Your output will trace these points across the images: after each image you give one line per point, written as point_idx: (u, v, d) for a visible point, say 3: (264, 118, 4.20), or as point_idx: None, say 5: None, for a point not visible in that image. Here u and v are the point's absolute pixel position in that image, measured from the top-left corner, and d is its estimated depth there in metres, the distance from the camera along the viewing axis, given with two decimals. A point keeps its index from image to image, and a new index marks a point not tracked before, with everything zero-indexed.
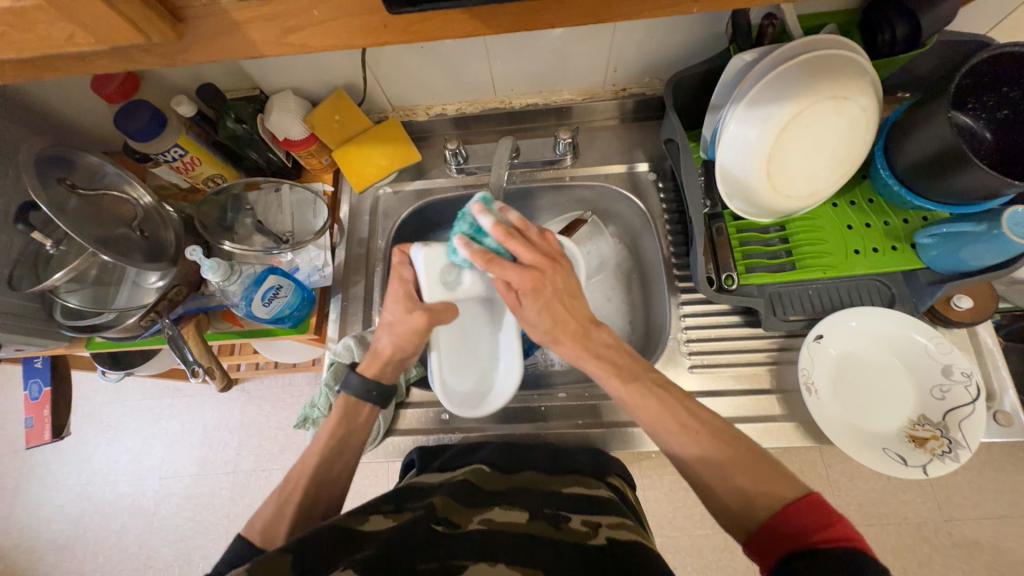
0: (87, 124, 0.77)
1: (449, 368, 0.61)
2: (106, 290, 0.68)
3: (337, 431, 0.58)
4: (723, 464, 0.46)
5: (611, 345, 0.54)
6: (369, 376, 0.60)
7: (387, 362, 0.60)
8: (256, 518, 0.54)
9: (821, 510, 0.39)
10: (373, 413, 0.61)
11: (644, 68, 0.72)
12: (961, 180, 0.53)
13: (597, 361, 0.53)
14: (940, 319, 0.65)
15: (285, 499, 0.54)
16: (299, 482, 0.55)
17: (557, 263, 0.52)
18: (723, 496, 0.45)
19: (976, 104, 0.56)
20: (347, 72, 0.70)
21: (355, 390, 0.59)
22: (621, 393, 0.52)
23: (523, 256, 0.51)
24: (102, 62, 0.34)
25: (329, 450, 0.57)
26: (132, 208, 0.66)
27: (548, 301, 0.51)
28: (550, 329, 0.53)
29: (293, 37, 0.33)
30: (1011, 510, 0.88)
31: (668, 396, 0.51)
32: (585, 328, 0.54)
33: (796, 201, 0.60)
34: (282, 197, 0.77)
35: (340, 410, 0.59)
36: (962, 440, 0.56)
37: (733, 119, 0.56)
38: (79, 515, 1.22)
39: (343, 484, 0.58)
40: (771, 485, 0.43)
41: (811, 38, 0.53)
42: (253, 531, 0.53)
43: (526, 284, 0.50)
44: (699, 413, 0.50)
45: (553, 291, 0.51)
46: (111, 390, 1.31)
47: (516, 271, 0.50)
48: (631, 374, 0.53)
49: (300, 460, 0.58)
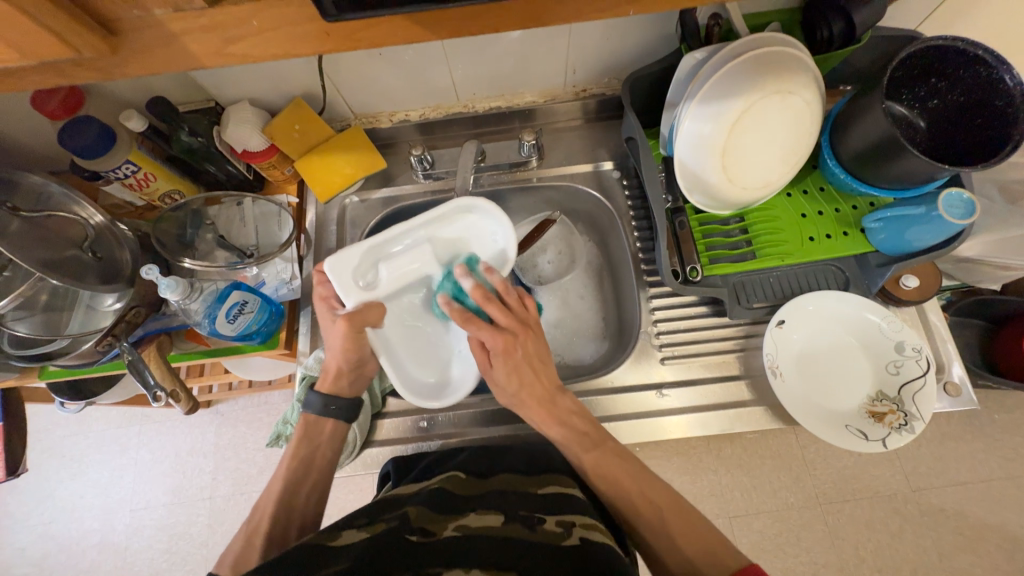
0: (30, 144, 0.74)
1: (404, 363, 0.60)
2: (59, 316, 0.65)
3: (299, 452, 0.59)
4: (676, 533, 0.50)
5: (572, 411, 0.60)
6: (325, 392, 0.61)
7: (342, 375, 0.61)
8: (225, 555, 0.54)
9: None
10: (337, 427, 0.61)
11: (602, 69, 0.73)
12: (899, 167, 0.56)
13: (560, 428, 0.58)
14: (891, 299, 0.68)
15: (253, 530, 0.54)
16: (264, 512, 0.55)
17: (530, 331, 0.58)
18: (666, 563, 0.49)
19: (908, 95, 0.60)
20: (305, 81, 0.69)
21: (315, 408, 0.60)
22: (582, 460, 0.57)
23: (499, 320, 0.56)
24: (30, 78, 0.32)
25: (293, 474, 0.58)
26: (83, 229, 0.63)
27: (517, 365, 0.57)
28: (518, 389, 0.58)
29: (235, 47, 0.32)
30: (970, 476, 0.94)
31: (630, 465, 0.57)
32: (551, 393, 0.59)
33: (752, 193, 0.62)
34: (244, 211, 0.76)
35: (302, 430, 0.60)
36: (917, 412, 0.60)
37: (687, 115, 0.58)
38: (45, 556, 1.16)
39: (311, 506, 0.58)
40: (717, 557, 0.47)
41: (755, 37, 0.55)
42: (223, 567, 0.52)
43: (499, 345, 0.56)
44: (653, 483, 0.55)
45: (523, 355, 0.57)
46: (72, 422, 1.25)
47: (492, 334, 0.55)
48: (592, 443, 0.58)
49: (266, 487, 0.58)
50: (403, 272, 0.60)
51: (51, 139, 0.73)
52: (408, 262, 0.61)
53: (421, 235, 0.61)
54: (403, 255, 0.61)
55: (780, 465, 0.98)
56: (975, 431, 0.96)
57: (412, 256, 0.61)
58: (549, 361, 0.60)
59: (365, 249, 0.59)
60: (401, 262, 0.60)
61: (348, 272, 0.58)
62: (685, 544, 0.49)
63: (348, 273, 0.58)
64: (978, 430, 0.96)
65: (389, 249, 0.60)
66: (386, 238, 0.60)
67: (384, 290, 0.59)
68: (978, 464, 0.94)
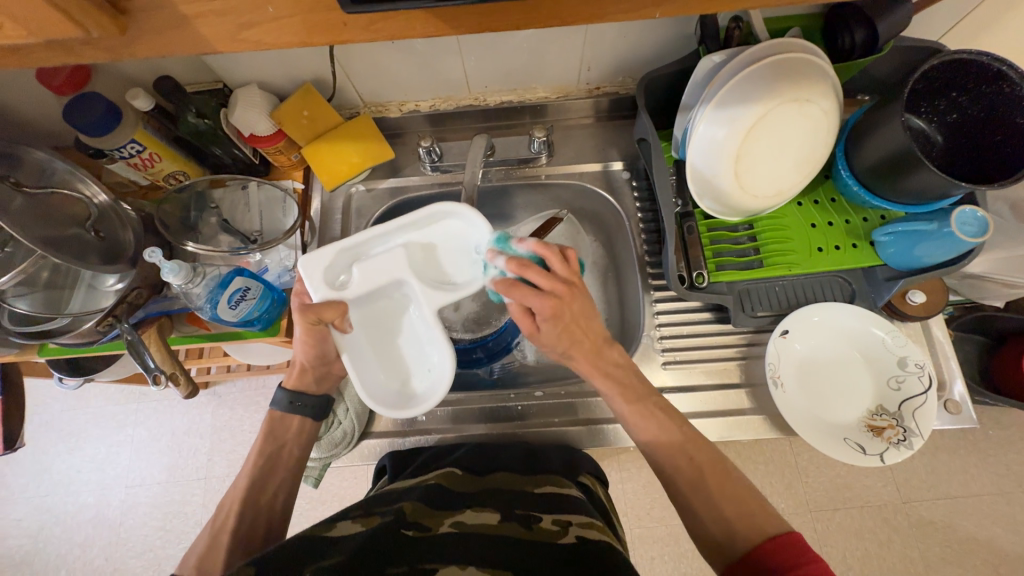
0: (35, 118, 0.73)
1: (369, 369, 0.55)
2: (59, 294, 0.65)
3: (264, 450, 0.59)
4: (713, 491, 0.50)
5: (621, 365, 0.58)
6: (289, 388, 0.60)
7: (308, 371, 0.60)
8: (189, 555, 0.53)
9: (803, 549, 0.42)
10: (304, 424, 0.61)
11: (618, 67, 0.72)
12: (916, 180, 0.55)
13: (605, 380, 0.57)
14: (897, 313, 0.68)
15: (219, 528, 0.54)
16: (230, 509, 0.55)
17: (575, 288, 0.54)
18: (706, 522, 0.49)
19: (927, 109, 0.59)
20: (316, 67, 0.68)
21: (281, 404, 0.60)
22: (624, 412, 0.56)
23: (540, 284, 0.53)
24: (38, 56, 0.32)
25: (257, 472, 0.57)
26: (87, 207, 0.62)
27: (565, 325, 0.54)
28: (568, 348, 0.56)
29: (248, 33, 0.32)
30: (962, 490, 0.94)
31: (669, 420, 0.55)
32: (598, 345, 0.57)
33: (763, 201, 0.62)
34: (249, 195, 0.75)
35: (267, 427, 0.60)
36: (915, 428, 0.60)
37: (702, 119, 0.57)
38: (40, 529, 1.17)
39: (279, 505, 0.57)
40: (758, 520, 0.47)
41: (775, 42, 0.55)
42: (185, 567, 0.52)
43: (547, 310, 0.52)
44: (697, 442, 0.54)
45: (571, 315, 0.54)
46: (70, 398, 1.25)
47: (539, 299, 0.52)
48: (635, 395, 0.57)
49: (231, 486, 0.57)
50: (374, 273, 0.57)
51: (57, 115, 0.72)
52: (382, 264, 0.57)
53: (400, 240, 0.60)
54: (377, 257, 0.58)
55: (773, 471, 0.99)
56: (970, 446, 0.96)
57: (386, 258, 0.58)
58: (596, 317, 0.56)
59: (340, 249, 0.57)
60: (375, 264, 0.57)
61: (319, 270, 0.56)
62: (727, 507, 0.49)
63: (318, 271, 0.56)
64: (973, 445, 0.96)
65: (365, 251, 0.59)
66: (363, 238, 0.58)
67: (354, 292, 0.56)
68: (971, 479, 0.95)
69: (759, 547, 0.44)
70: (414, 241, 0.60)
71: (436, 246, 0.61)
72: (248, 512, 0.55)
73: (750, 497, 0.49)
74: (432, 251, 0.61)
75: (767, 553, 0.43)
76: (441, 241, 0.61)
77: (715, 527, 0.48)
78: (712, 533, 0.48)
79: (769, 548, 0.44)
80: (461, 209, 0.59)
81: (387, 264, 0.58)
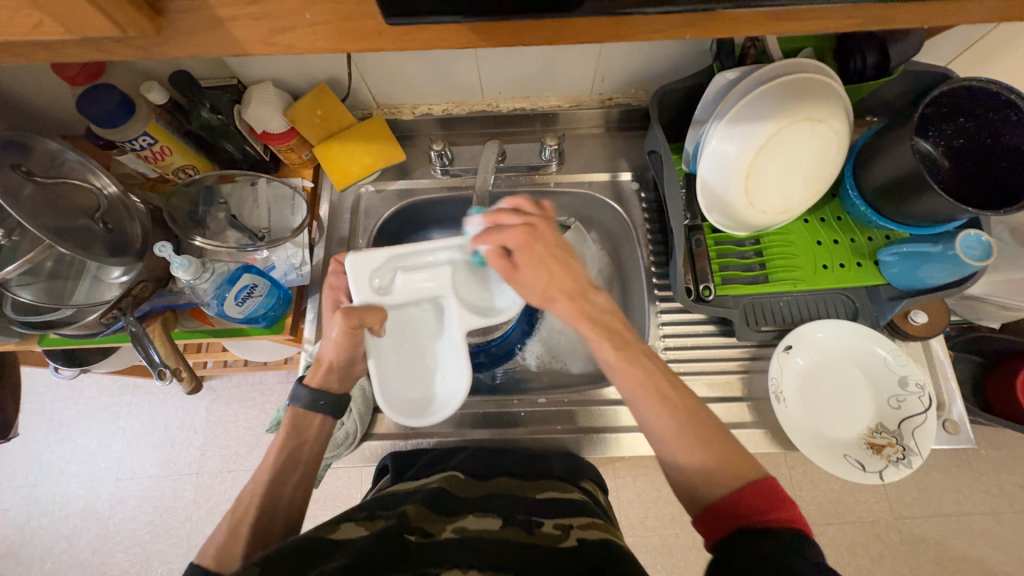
0: (45, 108, 0.72)
1: (391, 376, 0.56)
2: (62, 284, 0.64)
3: (286, 445, 0.57)
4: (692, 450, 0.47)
5: (606, 310, 0.53)
6: (314, 386, 0.59)
7: (332, 371, 0.58)
8: (206, 545, 0.51)
9: (776, 492, 0.42)
10: (326, 422, 0.60)
11: (631, 79, 0.73)
12: (922, 203, 0.56)
13: (590, 323, 0.52)
14: (898, 332, 0.68)
15: (238, 521, 0.52)
16: (249, 503, 0.54)
17: (548, 221, 0.54)
18: (682, 467, 0.46)
19: (936, 132, 0.59)
20: (332, 67, 0.68)
21: (303, 402, 0.58)
22: (609, 358, 0.51)
23: (507, 220, 0.53)
24: (69, 52, 0.32)
25: (278, 467, 0.56)
26: (94, 197, 0.62)
27: (540, 258, 0.52)
28: (546, 287, 0.52)
29: (282, 37, 0.32)
30: (953, 508, 0.95)
31: (653, 367, 0.51)
32: (583, 288, 0.53)
33: (770, 217, 0.62)
34: (257, 192, 0.75)
35: (289, 422, 0.58)
36: (915, 447, 0.60)
37: (715, 135, 0.58)
38: (27, 519, 1.15)
39: (297, 501, 0.57)
40: (729, 464, 0.45)
41: (789, 62, 0.55)
42: (204, 559, 0.49)
43: (519, 240, 0.52)
44: (680, 388, 0.50)
45: (545, 247, 0.52)
46: (64, 388, 1.23)
47: (510, 232, 0.52)
48: (622, 342, 0.52)
49: (249, 480, 0.56)
50: (418, 287, 0.57)
51: (67, 104, 0.72)
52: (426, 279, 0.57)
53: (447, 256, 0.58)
54: (421, 270, 0.57)
55: None
56: (962, 465, 0.97)
57: (428, 274, 0.58)
58: (575, 255, 0.54)
59: (388, 255, 0.56)
60: (417, 276, 0.57)
61: (365, 272, 0.55)
62: (708, 449, 0.46)
63: (362, 275, 0.55)
64: (965, 464, 0.97)
65: (410, 261, 0.58)
66: (411, 250, 0.57)
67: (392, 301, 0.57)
68: (962, 497, 0.95)
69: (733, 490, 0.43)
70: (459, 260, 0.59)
71: (472, 268, 0.60)
72: (269, 505, 0.54)
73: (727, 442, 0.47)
74: (471, 270, 0.60)
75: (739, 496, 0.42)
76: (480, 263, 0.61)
77: (689, 466, 0.46)
78: (688, 481, 0.46)
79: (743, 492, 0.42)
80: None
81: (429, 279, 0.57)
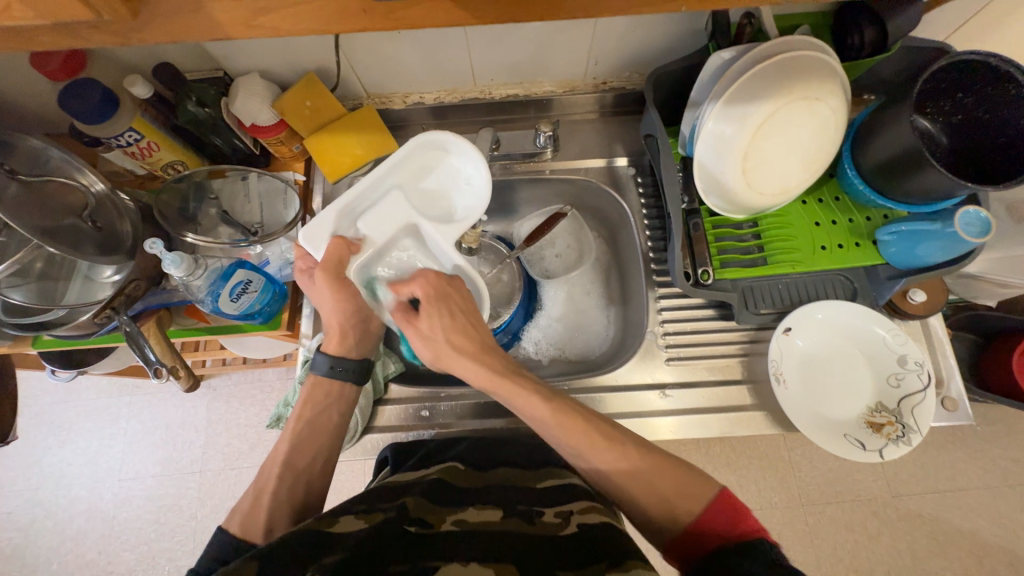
0: (29, 105, 0.71)
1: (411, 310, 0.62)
2: (53, 285, 0.64)
3: (304, 415, 0.58)
4: (657, 477, 0.50)
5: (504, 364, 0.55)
6: (331, 353, 0.59)
7: (347, 334, 0.59)
8: (234, 513, 0.53)
9: (733, 506, 0.46)
10: (347, 390, 0.60)
11: (625, 61, 0.72)
12: (920, 180, 0.56)
13: (502, 382, 0.54)
14: (897, 312, 0.69)
15: (260, 489, 0.54)
16: (271, 473, 0.55)
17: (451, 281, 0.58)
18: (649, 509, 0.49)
19: (933, 109, 0.59)
20: (320, 56, 0.67)
21: (321, 369, 0.59)
22: (544, 414, 0.53)
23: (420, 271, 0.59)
24: (43, 38, 0.31)
25: (299, 435, 0.57)
26: (83, 196, 0.60)
27: (440, 307, 0.56)
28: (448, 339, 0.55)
29: (265, 19, 0.31)
30: (949, 485, 0.96)
31: (587, 413, 0.54)
32: (485, 347, 0.56)
33: (768, 199, 0.61)
34: (248, 186, 0.73)
35: (307, 392, 0.59)
36: (914, 424, 0.61)
37: (711, 116, 0.57)
38: (30, 522, 1.15)
39: (319, 475, 0.57)
40: (690, 488, 0.49)
41: (785, 39, 0.55)
42: (231, 525, 0.52)
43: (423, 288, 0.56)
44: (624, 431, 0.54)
45: (445, 299, 0.56)
46: (62, 391, 1.23)
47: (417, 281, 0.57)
48: (559, 398, 0.54)
49: (270, 452, 0.57)
50: (381, 223, 0.59)
51: (50, 100, 0.70)
52: (385, 213, 0.59)
53: (391, 184, 0.60)
54: (377, 206, 0.59)
55: (766, 465, 1.00)
56: (959, 442, 0.97)
57: (388, 206, 0.59)
58: (477, 316, 0.58)
59: (339, 209, 0.57)
60: (378, 214, 0.59)
61: (325, 234, 0.56)
62: (662, 481, 0.50)
63: (327, 231, 0.56)
64: (961, 441, 0.97)
65: (364, 204, 0.59)
66: (360, 192, 0.58)
67: (372, 241, 0.59)
68: (958, 473, 0.96)
69: (700, 514, 0.46)
70: (406, 181, 0.61)
71: (425, 183, 0.61)
72: (290, 475, 0.55)
73: (680, 468, 0.51)
74: (427, 184, 0.62)
75: (705, 521, 0.46)
76: (425, 174, 0.62)
77: (652, 502, 0.49)
78: (652, 514, 0.49)
79: (707, 516, 0.46)
80: (445, 137, 0.59)
81: (389, 211, 0.59)
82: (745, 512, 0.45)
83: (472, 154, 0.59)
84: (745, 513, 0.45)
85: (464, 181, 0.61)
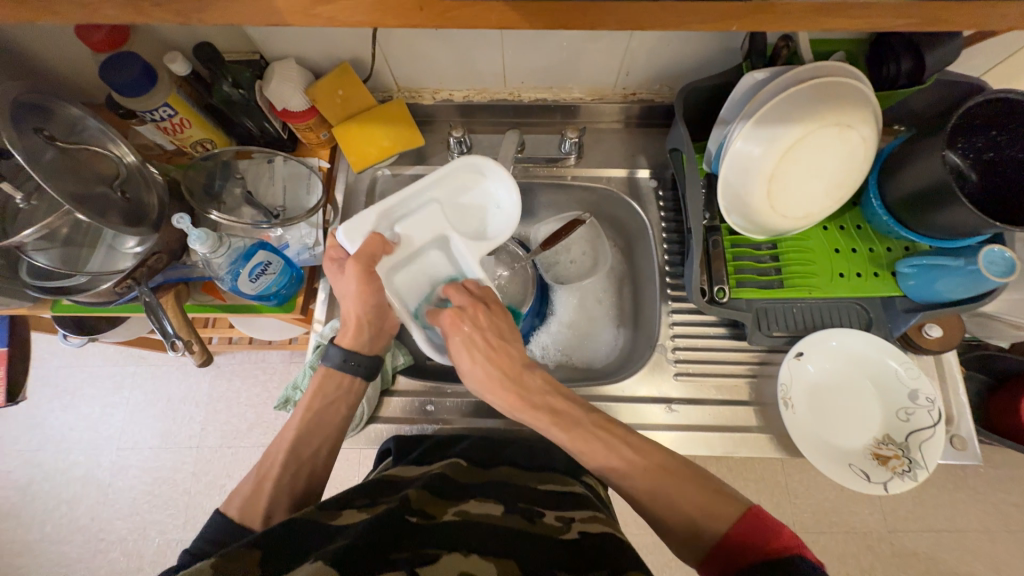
0: (67, 73, 0.72)
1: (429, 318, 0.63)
2: (77, 252, 0.65)
3: (313, 405, 0.58)
4: (672, 493, 0.48)
5: (541, 391, 0.56)
6: (346, 346, 0.59)
7: (363, 328, 0.59)
8: (237, 492, 0.54)
9: (764, 523, 0.42)
10: (357, 385, 0.61)
11: (656, 75, 0.72)
12: (947, 216, 0.55)
13: (532, 410, 0.55)
14: (912, 345, 0.68)
15: (262, 476, 0.54)
16: (275, 460, 0.56)
17: (483, 305, 0.59)
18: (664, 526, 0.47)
19: (966, 143, 0.58)
20: (355, 47, 0.67)
21: (334, 361, 0.59)
22: (563, 440, 0.53)
23: (455, 298, 0.59)
24: (106, 11, 0.32)
25: (305, 425, 0.58)
26: (114, 166, 0.62)
27: (472, 339, 0.57)
28: (487, 377, 0.56)
29: (322, 9, 0.32)
30: (948, 524, 0.95)
31: (608, 432, 0.53)
32: (518, 373, 0.57)
33: (790, 223, 0.61)
34: (274, 169, 0.74)
35: (318, 382, 0.59)
36: (921, 460, 0.60)
37: (740, 135, 0.57)
38: (27, 482, 1.16)
39: (321, 464, 0.58)
40: (710, 507, 0.46)
41: (821, 64, 0.54)
42: (231, 509, 0.52)
43: (451, 321, 0.57)
44: (643, 448, 0.52)
45: (478, 327, 0.57)
46: (69, 355, 1.24)
47: (447, 313, 0.58)
48: (571, 421, 0.54)
49: (276, 438, 0.58)
50: (416, 230, 0.61)
51: (88, 70, 0.72)
52: (421, 222, 0.61)
53: (431, 197, 0.62)
54: (414, 215, 0.61)
55: (762, 489, 0.99)
56: (961, 482, 0.96)
57: (425, 216, 0.61)
58: (508, 340, 0.58)
59: (379, 211, 0.59)
60: (413, 222, 0.61)
61: (361, 234, 0.58)
62: (683, 500, 0.47)
63: (364, 230, 0.58)
64: (964, 481, 0.96)
65: (402, 210, 0.61)
66: (400, 199, 0.60)
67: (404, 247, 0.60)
68: (957, 514, 0.95)
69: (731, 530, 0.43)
70: (444, 196, 0.62)
71: (461, 200, 0.63)
72: (293, 462, 0.56)
73: (704, 486, 0.48)
74: (461, 201, 0.64)
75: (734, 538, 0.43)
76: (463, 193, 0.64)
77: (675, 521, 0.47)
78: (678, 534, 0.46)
79: (738, 532, 0.43)
80: (487, 162, 0.61)
81: (426, 222, 0.61)
82: (779, 528, 0.41)
83: (509, 182, 0.62)
84: (777, 529, 0.41)
85: (498, 207, 0.63)
